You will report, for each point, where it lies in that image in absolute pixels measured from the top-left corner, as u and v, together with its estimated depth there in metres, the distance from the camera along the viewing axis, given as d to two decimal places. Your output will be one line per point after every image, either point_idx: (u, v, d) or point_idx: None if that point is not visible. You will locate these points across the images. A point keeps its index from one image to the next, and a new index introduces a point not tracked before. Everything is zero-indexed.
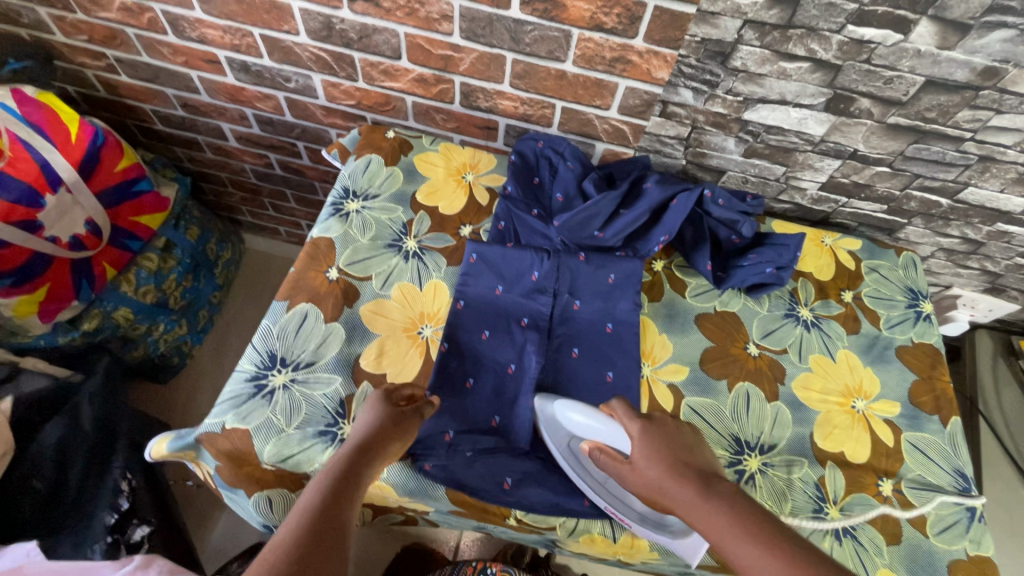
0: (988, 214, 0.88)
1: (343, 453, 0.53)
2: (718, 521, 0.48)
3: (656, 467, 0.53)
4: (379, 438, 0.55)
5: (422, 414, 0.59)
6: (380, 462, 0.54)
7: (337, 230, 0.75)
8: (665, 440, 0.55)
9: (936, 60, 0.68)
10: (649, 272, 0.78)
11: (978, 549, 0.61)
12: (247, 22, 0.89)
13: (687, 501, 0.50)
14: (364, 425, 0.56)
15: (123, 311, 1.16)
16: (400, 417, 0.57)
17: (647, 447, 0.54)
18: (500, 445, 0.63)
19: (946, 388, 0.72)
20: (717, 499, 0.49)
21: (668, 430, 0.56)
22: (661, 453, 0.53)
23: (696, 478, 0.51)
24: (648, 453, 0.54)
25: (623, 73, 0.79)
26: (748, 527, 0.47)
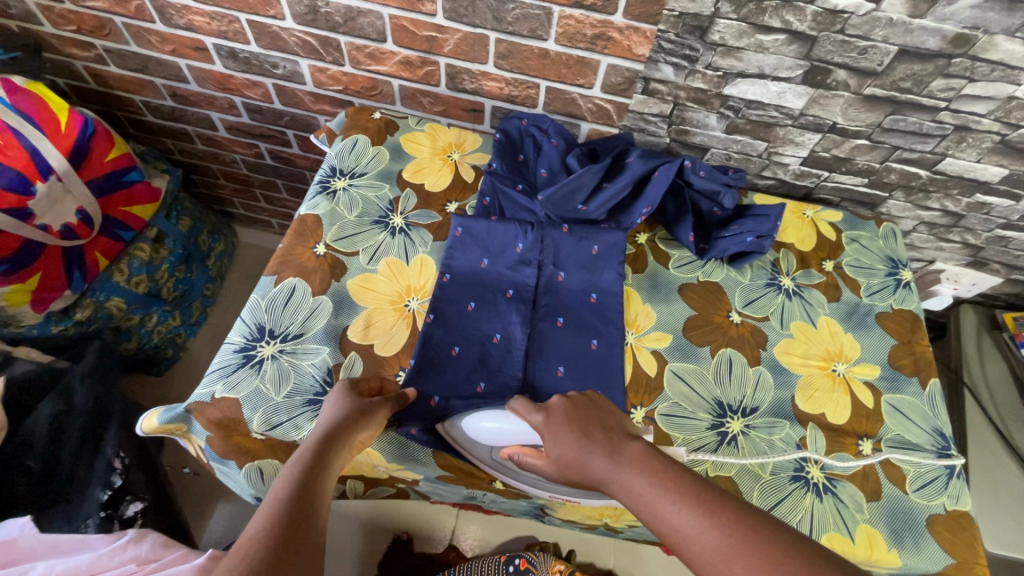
0: (966, 186, 0.90)
1: (310, 441, 0.53)
2: (644, 493, 0.47)
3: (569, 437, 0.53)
4: (341, 420, 0.55)
5: (388, 404, 0.58)
6: (349, 444, 0.54)
7: (324, 207, 0.76)
8: (576, 419, 0.54)
9: (908, 28, 0.69)
10: (633, 244, 0.79)
11: (956, 505, 0.62)
12: (233, 7, 0.90)
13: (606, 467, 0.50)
14: (324, 415, 0.56)
15: (117, 301, 1.16)
16: (358, 401, 0.57)
17: (561, 437, 0.53)
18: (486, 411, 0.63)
19: (925, 352, 0.73)
20: (637, 472, 0.49)
21: (575, 413, 0.55)
22: (574, 441, 0.53)
23: (611, 454, 0.51)
24: (562, 442, 0.53)
25: (605, 50, 0.81)
26: (668, 490, 0.46)
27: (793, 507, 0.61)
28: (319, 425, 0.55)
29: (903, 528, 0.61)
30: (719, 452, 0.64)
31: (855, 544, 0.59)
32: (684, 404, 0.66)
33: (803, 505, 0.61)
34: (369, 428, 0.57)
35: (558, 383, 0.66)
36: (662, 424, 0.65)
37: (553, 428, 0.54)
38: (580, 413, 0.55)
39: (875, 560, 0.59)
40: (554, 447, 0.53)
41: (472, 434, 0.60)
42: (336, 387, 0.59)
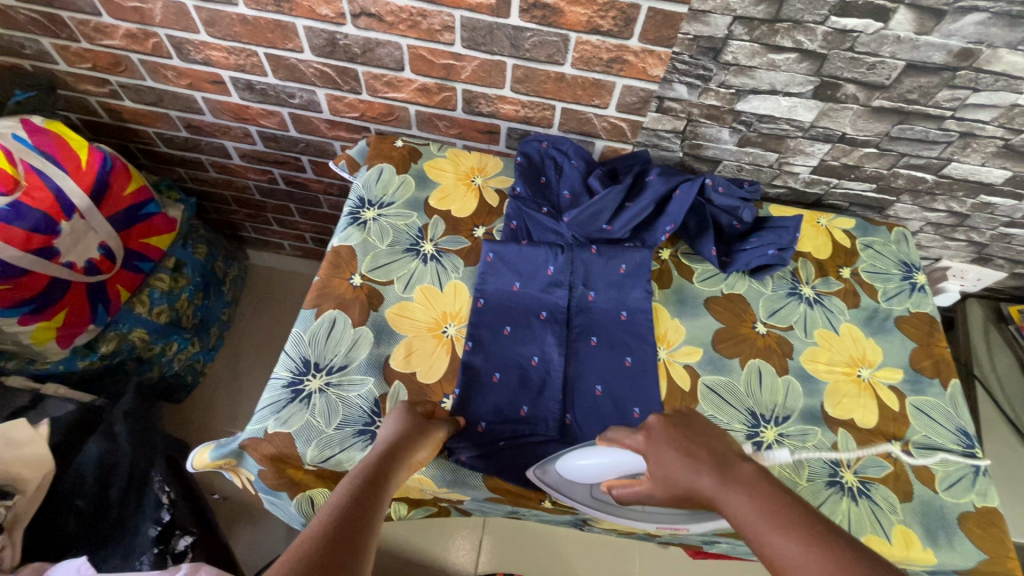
0: (971, 187, 0.93)
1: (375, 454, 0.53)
2: (743, 510, 0.46)
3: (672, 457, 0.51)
4: (409, 441, 0.56)
5: (443, 428, 0.61)
6: (408, 464, 0.55)
7: (356, 238, 0.78)
8: (680, 438, 0.53)
9: (914, 45, 0.72)
10: (657, 261, 0.81)
11: (984, 501, 0.65)
12: (252, 42, 0.91)
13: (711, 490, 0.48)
14: (390, 431, 0.58)
15: (140, 333, 1.17)
16: (425, 424, 0.60)
17: (665, 449, 0.53)
18: (530, 433, 0.66)
19: (944, 353, 0.76)
20: (736, 488, 0.47)
21: (686, 427, 0.55)
22: (678, 452, 0.52)
23: (715, 469, 0.50)
24: (665, 454, 0.52)
25: (620, 72, 0.83)
26: (768, 513, 0.44)
27: (832, 511, 0.63)
28: (382, 440, 0.56)
29: (936, 527, 0.64)
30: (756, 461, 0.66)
31: (892, 545, 0.62)
32: (719, 416, 0.69)
33: (840, 509, 0.63)
34: (426, 449, 0.58)
35: (597, 402, 0.68)
36: None
37: (659, 438, 0.54)
38: (687, 430, 0.55)
39: (911, 558, 0.62)
40: (658, 457, 0.52)
41: (568, 474, 0.60)
42: (405, 405, 0.62)
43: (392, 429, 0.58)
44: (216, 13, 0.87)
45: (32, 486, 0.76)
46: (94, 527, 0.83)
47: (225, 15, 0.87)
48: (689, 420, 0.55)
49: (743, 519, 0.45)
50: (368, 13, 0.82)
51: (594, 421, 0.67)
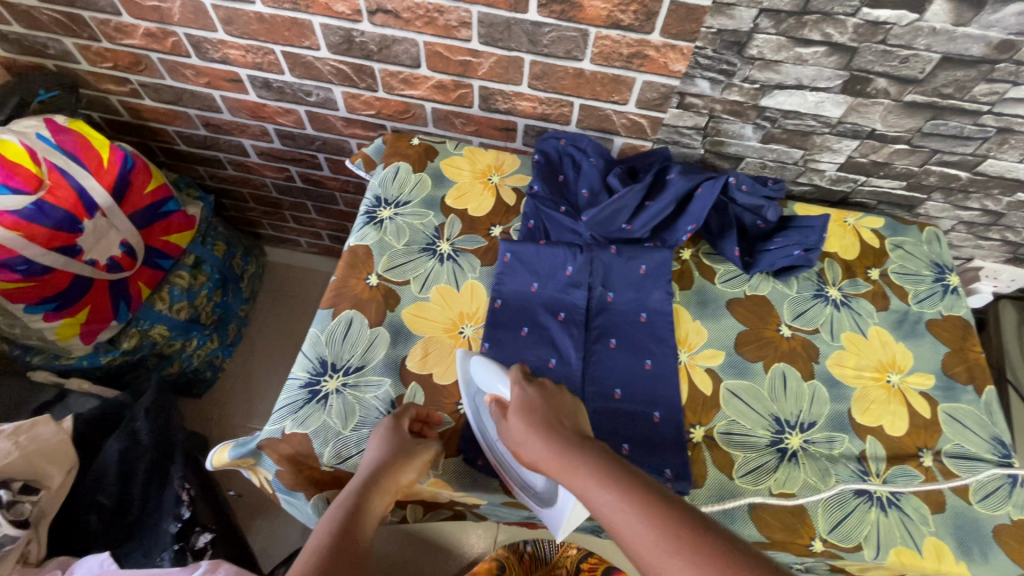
0: (1008, 185, 0.89)
1: (355, 485, 0.55)
2: (583, 477, 0.47)
3: (531, 439, 0.52)
4: (386, 468, 0.56)
5: (432, 448, 0.60)
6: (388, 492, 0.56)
7: (372, 237, 0.77)
8: (533, 412, 0.54)
9: (952, 36, 0.69)
10: (678, 261, 0.80)
11: (1021, 514, 0.63)
12: (269, 40, 0.91)
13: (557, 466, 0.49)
14: (373, 455, 0.58)
15: (160, 329, 1.19)
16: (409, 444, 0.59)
17: (523, 420, 0.54)
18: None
19: (978, 358, 0.74)
20: (566, 459, 0.49)
21: (550, 402, 0.55)
22: (535, 423, 0.53)
23: (564, 438, 0.51)
24: (523, 426, 0.53)
25: (641, 67, 0.81)
26: (603, 477, 0.46)
27: (859, 522, 0.61)
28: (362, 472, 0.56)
29: (969, 540, 0.61)
30: (780, 469, 0.64)
31: (924, 558, 0.60)
32: (742, 422, 0.67)
33: (868, 520, 0.62)
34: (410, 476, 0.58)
35: (617, 406, 0.67)
36: (723, 442, 0.65)
37: (518, 406, 0.55)
38: (555, 404, 0.55)
39: (943, 572, 0.59)
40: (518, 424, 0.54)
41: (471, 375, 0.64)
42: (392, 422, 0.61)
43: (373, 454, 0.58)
44: (234, 12, 0.87)
45: (57, 481, 0.78)
46: (119, 523, 0.85)
47: (243, 14, 0.87)
48: (552, 398, 0.56)
49: (581, 482, 0.47)
50: (385, 10, 0.82)
51: (614, 425, 0.65)
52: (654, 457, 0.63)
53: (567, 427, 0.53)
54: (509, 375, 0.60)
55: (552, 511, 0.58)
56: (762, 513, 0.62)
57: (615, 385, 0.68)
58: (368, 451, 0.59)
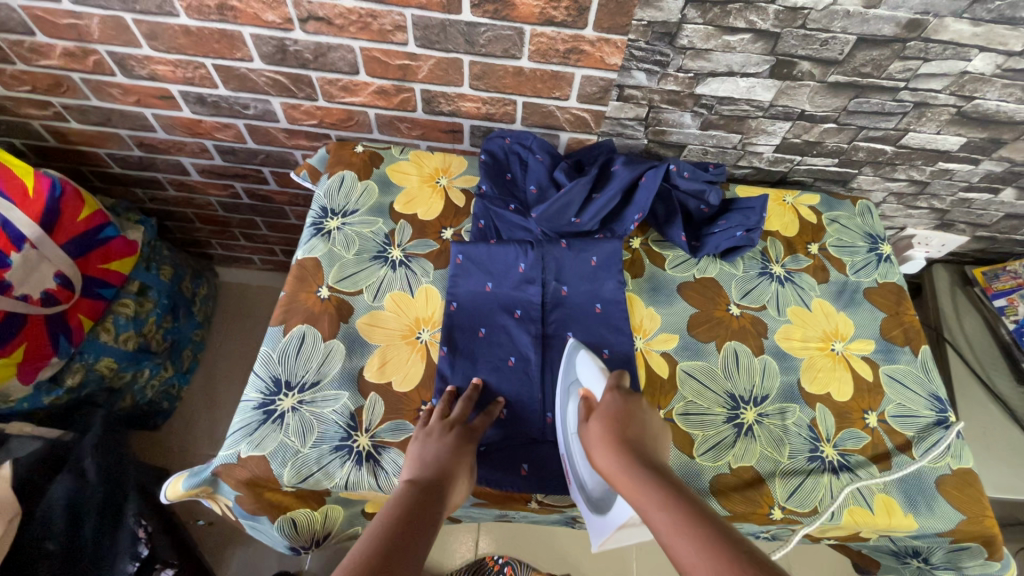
0: (929, 155, 0.95)
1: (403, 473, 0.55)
2: (649, 497, 0.49)
3: (604, 453, 0.54)
4: (456, 462, 0.57)
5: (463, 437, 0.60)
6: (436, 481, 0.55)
7: (321, 249, 0.76)
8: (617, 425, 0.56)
9: (864, 18, 0.73)
10: (628, 250, 0.81)
11: (960, 463, 0.67)
12: (198, 53, 0.88)
13: (625, 485, 0.51)
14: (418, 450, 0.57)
15: (107, 361, 1.13)
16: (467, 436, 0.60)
17: (604, 427, 0.56)
18: (509, 436, 0.65)
19: (912, 321, 0.78)
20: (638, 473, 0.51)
21: (634, 415, 0.57)
22: (612, 434, 0.55)
23: (638, 456, 0.53)
24: (599, 432, 0.56)
25: (578, 62, 0.83)
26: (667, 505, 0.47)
27: (814, 487, 0.64)
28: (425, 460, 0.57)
29: (915, 493, 0.65)
30: (738, 443, 0.66)
31: (874, 514, 0.63)
32: (699, 401, 0.69)
33: (822, 484, 0.64)
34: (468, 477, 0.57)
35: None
36: (682, 423, 0.67)
37: (603, 413, 0.57)
38: (639, 417, 0.57)
39: (893, 526, 0.63)
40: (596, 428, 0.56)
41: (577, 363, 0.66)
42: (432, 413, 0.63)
43: (442, 446, 0.58)
44: (158, 25, 0.84)
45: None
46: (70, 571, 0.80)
47: (167, 27, 0.84)
48: (641, 414, 0.57)
49: (645, 498, 0.49)
50: (316, 17, 0.80)
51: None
52: None
53: (645, 442, 0.55)
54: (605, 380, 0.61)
55: (600, 521, 0.57)
56: (724, 488, 0.63)
57: (576, 381, 0.65)
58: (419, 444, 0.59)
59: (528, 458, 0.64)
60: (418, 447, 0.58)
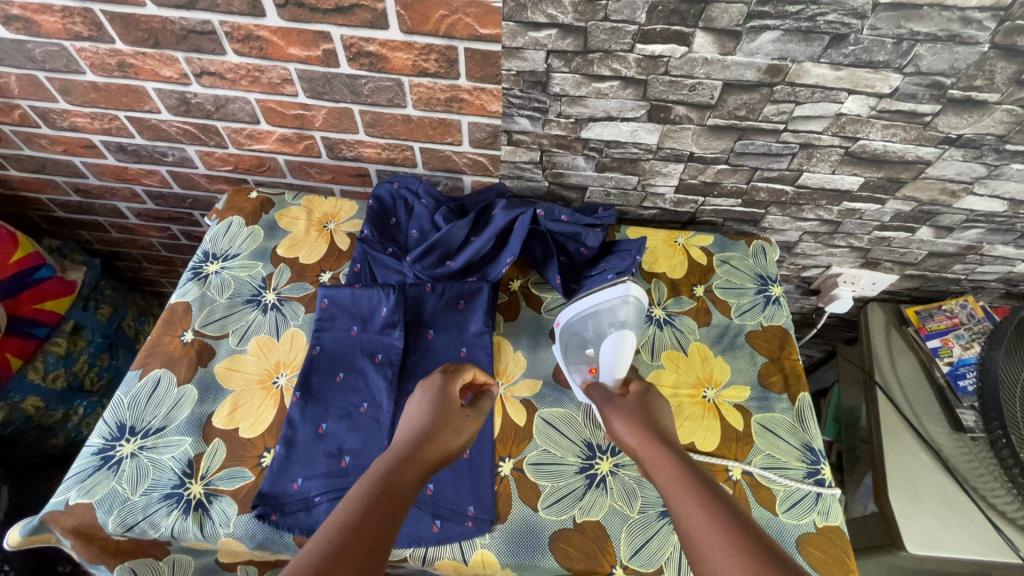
0: (832, 195, 0.93)
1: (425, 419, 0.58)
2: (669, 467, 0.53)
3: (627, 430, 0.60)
4: (455, 416, 0.59)
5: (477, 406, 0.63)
6: (451, 433, 0.58)
7: (194, 293, 0.77)
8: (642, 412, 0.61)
9: (724, 65, 0.73)
10: (506, 292, 0.81)
11: (825, 520, 0.63)
12: (110, 107, 0.93)
13: (648, 452, 0.56)
14: (430, 407, 0.59)
15: (33, 400, 1.15)
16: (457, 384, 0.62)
17: (626, 416, 0.61)
18: (345, 485, 0.63)
19: (794, 366, 0.75)
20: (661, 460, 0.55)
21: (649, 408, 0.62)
22: (639, 425, 0.59)
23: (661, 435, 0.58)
24: (625, 413, 0.61)
25: (461, 110, 0.85)
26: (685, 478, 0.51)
27: (661, 545, 0.61)
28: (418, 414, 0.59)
29: None
30: (587, 496, 0.64)
31: None
32: (554, 450, 0.67)
33: (670, 541, 0.61)
34: (473, 427, 0.61)
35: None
36: (531, 473, 0.65)
37: (625, 409, 0.62)
38: (655, 409, 0.62)
39: None
40: (622, 425, 0.60)
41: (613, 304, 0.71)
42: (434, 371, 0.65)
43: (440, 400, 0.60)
44: (69, 82, 0.89)
45: None
46: None
47: (77, 84, 0.89)
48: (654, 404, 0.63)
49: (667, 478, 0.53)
50: (209, 72, 0.84)
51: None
52: (456, 496, 0.62)
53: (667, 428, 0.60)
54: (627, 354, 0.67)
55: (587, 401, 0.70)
56: (563, 544, 0.60)
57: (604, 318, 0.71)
58: (417, 401, 0.61)
59: None
60: (419, 401, 0.61)
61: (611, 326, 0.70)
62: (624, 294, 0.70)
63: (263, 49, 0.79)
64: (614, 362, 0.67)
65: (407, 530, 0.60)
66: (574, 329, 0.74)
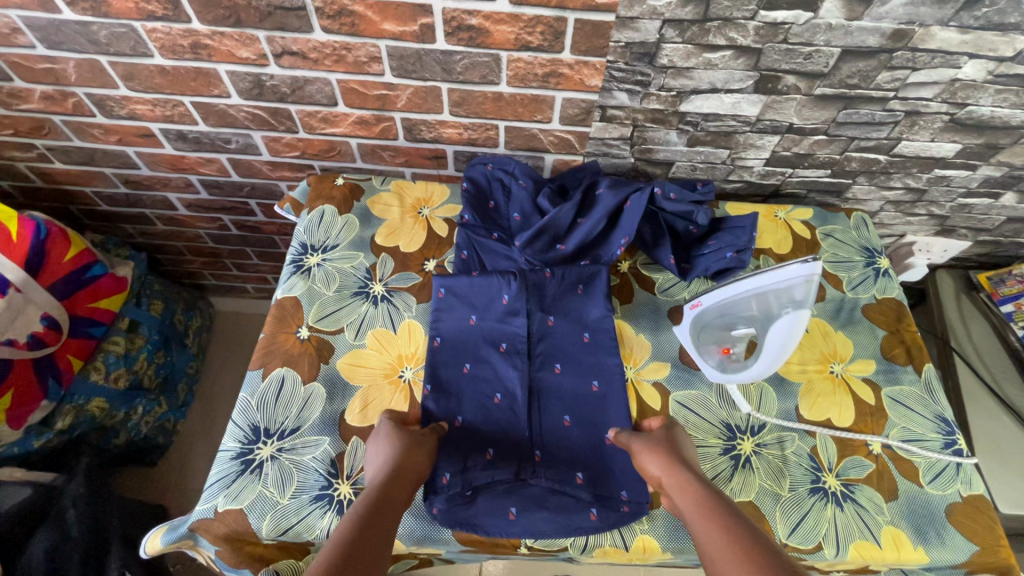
0: (925, 163, 0.92)
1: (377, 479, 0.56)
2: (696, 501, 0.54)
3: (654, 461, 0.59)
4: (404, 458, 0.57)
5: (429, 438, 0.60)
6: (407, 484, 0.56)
7: (300, 287, 0.74)
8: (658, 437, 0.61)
9: (847, 31, 0.71)
10: (616, 274, 0.80)
11: (970, 489, 0.64)
12: (175, 92, 0.88)
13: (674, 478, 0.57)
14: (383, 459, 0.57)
15: (98, 402, 1.12)
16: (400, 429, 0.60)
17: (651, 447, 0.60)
18: (495, 476, 0.61)
19: (914, 338, 0.75)
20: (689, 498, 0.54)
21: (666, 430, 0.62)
22: (659, 450, 0.59)
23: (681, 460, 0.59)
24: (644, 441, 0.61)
25: (558, 85, 0.81)
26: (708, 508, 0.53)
27: (817, 522, 0.61)
28: (382, 465, 0.57)
29: (924, 522, 0.62)
30: (735, 476, 0.64)
31: (883, 548, 0.60)
32: (694, 432, 0.66)
33: (825, 518, 0.61)
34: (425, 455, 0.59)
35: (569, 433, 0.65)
36: None
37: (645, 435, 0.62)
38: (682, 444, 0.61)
39: (903, 560, 0.60)
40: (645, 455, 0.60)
41: (790, 285, 0.63)
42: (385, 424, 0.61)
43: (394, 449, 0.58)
44: (134, 66, 0.83)
45: None
46: None
47: (143, 68, 0.84)
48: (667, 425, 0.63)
49: (693, 519, 0.53)
50: (291, 51, 0.79)
51: (567, 454, 0.64)
52: (605, 485, 0.62)
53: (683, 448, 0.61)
54: (793, 344, 0.63)
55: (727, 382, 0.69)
56: None
57: (776, 299, 0.65)
58: (374, 456, 0.59)
59: (517, 500, 0.61)
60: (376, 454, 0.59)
61: (785, 307, 0.64)
62: (809, 273, 0.62)
63: (355, 25, 0.74)
64: (777, 351, 0.64)
65: (565, 520, 0.60)
66: (734, 306, 0.69)
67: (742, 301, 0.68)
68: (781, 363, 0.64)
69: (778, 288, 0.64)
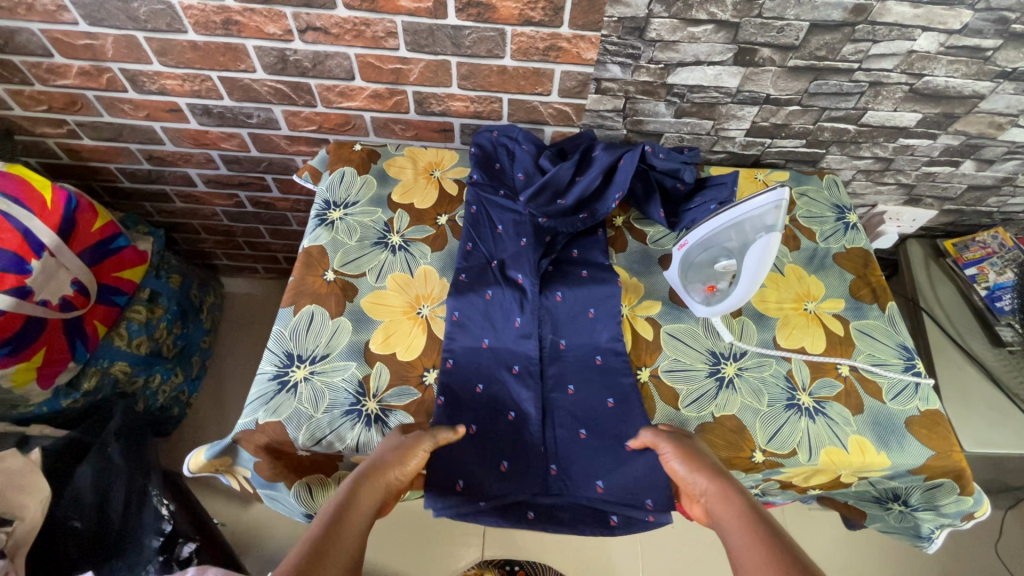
0: (890, 132, 1.01)
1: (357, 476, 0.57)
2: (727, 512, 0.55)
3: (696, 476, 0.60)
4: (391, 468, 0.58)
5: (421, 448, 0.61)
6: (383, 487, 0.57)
7: (325, 237, 0.81)
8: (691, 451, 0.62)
9: (814, 6, 0.80)
10: (612, 228, 0.88)
11: (927, 405, 0.72)
12: (204, 67, 0.95)
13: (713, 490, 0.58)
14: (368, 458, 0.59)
15: (121, 365, 1.18)
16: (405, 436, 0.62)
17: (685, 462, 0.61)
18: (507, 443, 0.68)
19: (879, 280, 0.83)
20: (729, 509, 0.55)
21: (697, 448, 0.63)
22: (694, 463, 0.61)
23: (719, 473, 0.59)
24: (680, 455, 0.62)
25: (557, 59, 0.89)
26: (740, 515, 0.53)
27: (792, 432, 0.69)
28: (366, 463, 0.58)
29: (886, 432, 0.70)
30: (719, 395, 0.72)
31: (850, 453, 0.68)
32: (683, 358, 0.74)
33: (800, 428, 0.69)
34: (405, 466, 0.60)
35: (583, 444, 0.69)
36: (667, 378, 0.73)
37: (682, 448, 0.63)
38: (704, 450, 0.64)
39: (868, 463, 0.68)
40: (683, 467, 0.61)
41: (759, 213, 0.71)
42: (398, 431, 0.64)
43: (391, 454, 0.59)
44: (167, 41, 0.91)
45: (31, 511, 0.86)
46: (100, 530, 0.98)
47: (176, 43, 0.91)
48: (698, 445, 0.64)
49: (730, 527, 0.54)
50: (314, 27, 0.87)
51: (578, 463, 0.68)
52: (601, 404, 0.71)
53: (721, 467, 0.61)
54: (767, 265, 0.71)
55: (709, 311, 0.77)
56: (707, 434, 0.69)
57: (749, 228, 0.73)
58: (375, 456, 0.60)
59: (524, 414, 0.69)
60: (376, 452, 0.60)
61: (758, 232, 0.72)
62: (777, 199, 0.70)
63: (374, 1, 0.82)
64: (753, 273, 0.72)
65: None
66: (712, 240, 0.77)
67: (718, 234, 0.76)
68: (758, 284, 0.72)
69: (750, 216, 0.72)
